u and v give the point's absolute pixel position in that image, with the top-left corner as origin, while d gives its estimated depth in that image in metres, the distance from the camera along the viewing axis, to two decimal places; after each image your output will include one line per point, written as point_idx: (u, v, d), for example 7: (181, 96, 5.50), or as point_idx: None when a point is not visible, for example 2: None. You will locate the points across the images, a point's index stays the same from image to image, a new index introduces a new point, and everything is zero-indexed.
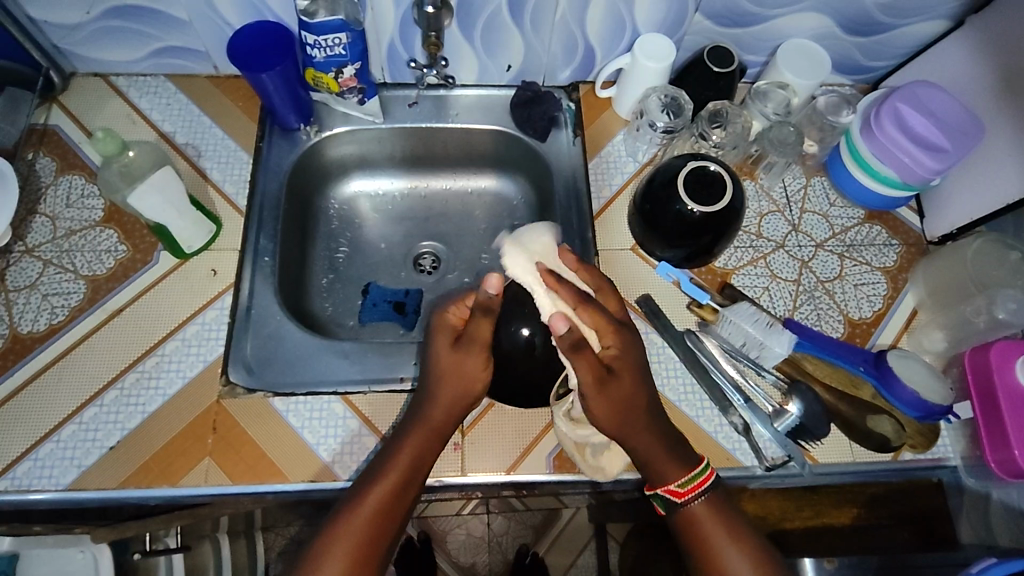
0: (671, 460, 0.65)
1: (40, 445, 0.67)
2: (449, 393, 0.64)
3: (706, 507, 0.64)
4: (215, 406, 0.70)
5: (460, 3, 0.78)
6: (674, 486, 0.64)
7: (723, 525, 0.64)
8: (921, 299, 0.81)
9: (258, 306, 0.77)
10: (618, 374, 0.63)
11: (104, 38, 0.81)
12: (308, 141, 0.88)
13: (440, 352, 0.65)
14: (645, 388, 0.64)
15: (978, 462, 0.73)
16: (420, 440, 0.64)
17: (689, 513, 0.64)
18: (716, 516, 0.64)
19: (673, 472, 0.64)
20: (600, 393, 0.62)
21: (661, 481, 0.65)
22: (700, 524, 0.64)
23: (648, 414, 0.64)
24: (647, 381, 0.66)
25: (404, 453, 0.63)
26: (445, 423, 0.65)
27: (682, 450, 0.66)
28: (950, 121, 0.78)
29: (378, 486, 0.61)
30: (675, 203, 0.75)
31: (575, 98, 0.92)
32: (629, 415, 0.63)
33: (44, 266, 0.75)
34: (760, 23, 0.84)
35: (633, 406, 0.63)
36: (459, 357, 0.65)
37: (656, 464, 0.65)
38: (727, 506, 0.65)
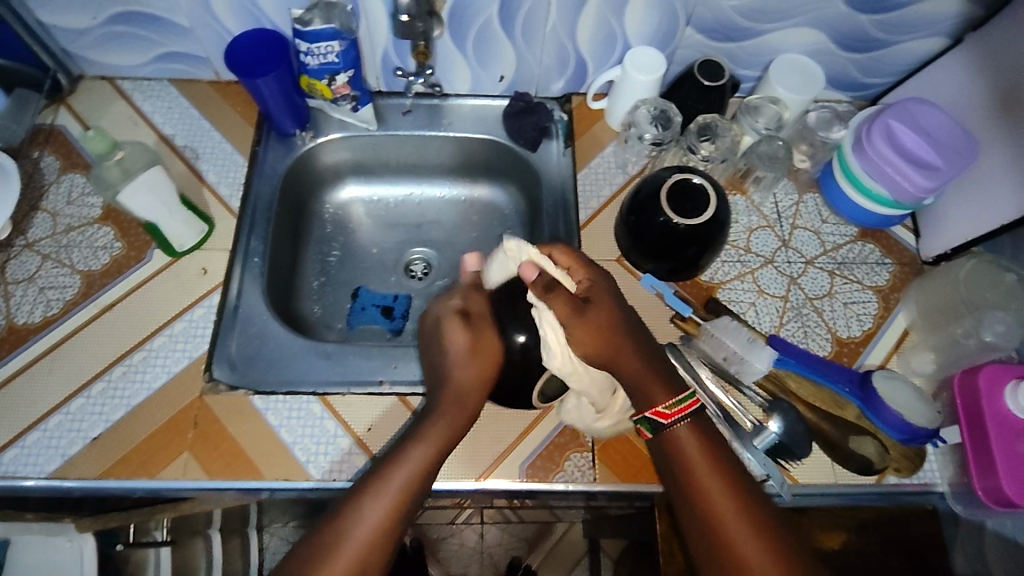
0: (658, 382, 0.64)
1: (27, 433, 0.69)
2: (462, 395, 0.67)
3: (692, 432, 0.61)
4: (196, 402, 0.71)
5: (452, 14, 0.80)
6: (661, 408, 0.61)
7: (707, 449, 0.61)
8: (913, 319, 0.80)
9: (245, 306, 0.78)
10: (595, 303, 0.66)
11: (110, 43, 0.84)
12: (303, 146, 0.90)
13: (457, 335, 0.68)
14: (624, 313, 0.67)
15: (965, 490, 0.71)
16: (432, 443, 0.63)
17: (673, 438, 0.61)
18: (702, 441, 0.61)
19: (660, 394, 0.63)
20: (577, 322, 0.64)
21: (650, 404, 0.63)
22: (682, 447, 0.61)
23: (635, 339, 0.66)
24: (626, 311, 0.68)
25: (416, 453, 0.62)
26: (454, 429, 0.65)
27: (669, 376, 0.65)
28: (942, 138, 0.77)
29: (397, 472, 0.61)
30: (659, 215, 0.75)
31: (567, 110, 0.93)
32: (610, 342, 0.65)
33: (42, 260, 0.78)
34: (751, 38, 0.84)
35: (610, 333, 0.65)
36: (476, 333, 0.69)
37: (646, 386, 0.64)
38: (713, 432, 0.62)
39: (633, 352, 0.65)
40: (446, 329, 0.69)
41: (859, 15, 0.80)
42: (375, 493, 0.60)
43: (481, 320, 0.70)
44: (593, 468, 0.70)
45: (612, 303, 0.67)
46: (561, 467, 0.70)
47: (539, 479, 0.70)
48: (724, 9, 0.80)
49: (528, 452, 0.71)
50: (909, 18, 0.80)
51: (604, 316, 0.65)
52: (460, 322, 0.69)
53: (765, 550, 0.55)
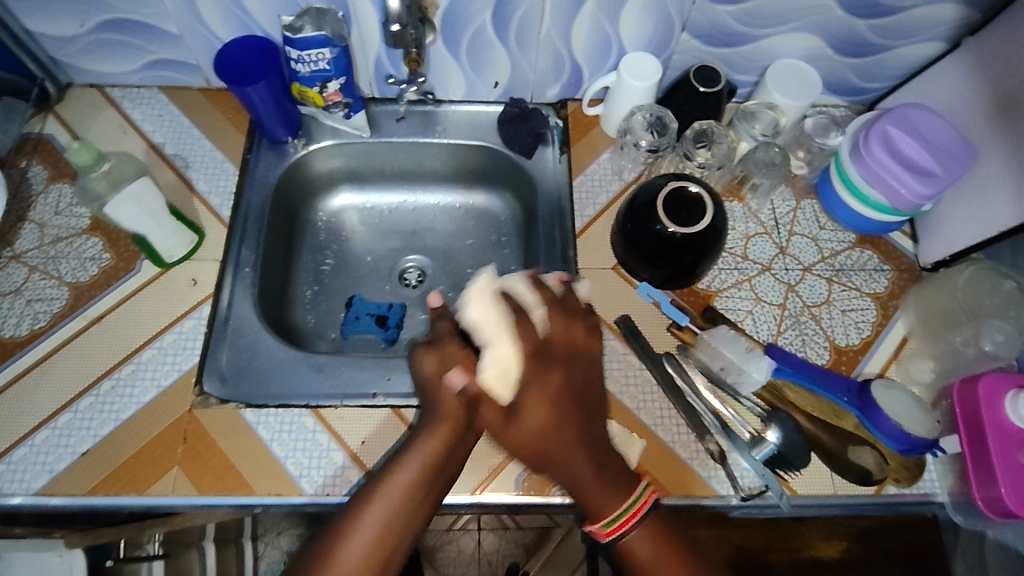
0: (601, 494, 0.62)
1: (14, 449, 0.67)
2: (452, 407, 0.65)
3: (642, 535, 0.62)
4: (186, 416, 0.70)
5: (445, 20, 0.79)
6: (600, 526, 0.62)
7: (658, 548, 0.62)
8: (912, 326, 0.79)
9: (236, 317, 0.77)
10: (526, 413, 0.62)
11: (98, 50, 0.83)
12: (296, 154, 0.89)
13: (423, 361, 0.67)
14: (561, 420, 0.63)
15: (965, 500, 0.70)
16: (427, 453, 0.63)
17: (625, 545, 0.62)
18: (653, 542, 0.62)
19: (605, 506, 0.62)
20: (506, 435, 0.63)
21: (593, 516, 0.62)
22: (633, 550, 0.62)
23: (571, 448, 0.62)
24: (563, 413, 0.63)
25: (411, 463, 0.62)
26: (451, 435, 0.64)
27: (610, 477, 0.62)
28: (941, 145, 0.76)
29: (397, 477, 0.62)
30: (654, 223, 0.74)
31: (563, 116, 0.92)
32: (544, 451, 0.62)
33: (30, 272, 0.77)
34: (747, 43, 0.83)
35: (542, 445, 0.62)
36: (441, 351, 0.67)
37: (586, 498, 0.62)
38: (667, 529, 0.63)
39: (577, 459, 0.62)
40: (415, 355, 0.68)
41: (856, 20, 0.80)
42: (369, 504, 0.61)
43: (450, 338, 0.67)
44: None
45: (551, 404, 0.63)
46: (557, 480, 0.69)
47: (535, 492, 0.69)
48: (720, 14, 0.79)
49: (524, 465, 0.70)
50: (906, 22, 0.80)
51: (533, 428, 0.62)
52: (424, 348, 0.68)
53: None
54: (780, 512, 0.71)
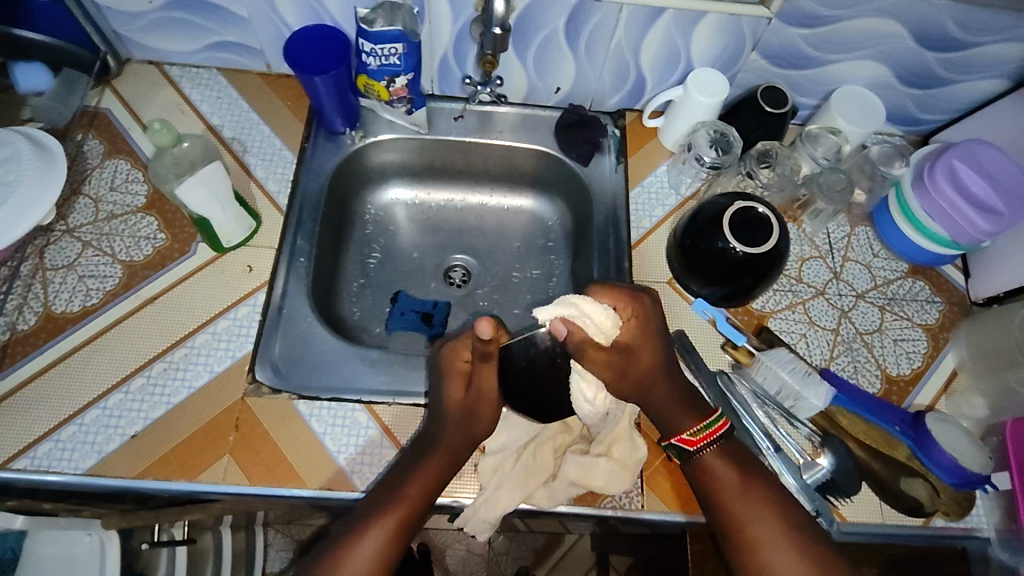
0: (684, 410, 0.66)
1: (62, 427, 0.66)
2: (453, 439, 0.65)
3: (717, 456, 0.64)
4: (239, 404, 0.69)
5: (520, 23, 0.79)
6: (686, 434, 0.64)
7: (734, 470, 0.63)
8: (963, 360, 0.79)
9: (289, 307, 0.76)
10: (639, 352, 0.66)
11: (163, 28, 0.82)
12: (352, 146, 0.88)
13: (453, 394, 0.66)
14: (668, 355, 0.67)
15: (1012, 537, 0.70)
16: (424, 483, 0.62)
17: (702, 463, 0.64)
18: (728, 464, 0.63)
19: (685, 421, 0.66)
20: (621, 378, 0.67)
21: (676, 430, 0.66)
22: (711, 472, 0.63)
23: (669, 380, 0.67)
24: (666, 344, 0.67)
25: (433, 461, 0.63)
26: (445, 464, 0.64)
27: (698, 401, 0.67)
28: (1009, 183, 0.76)
29: (415, 483, 0.62)
30: (718, 241, 0.74)
31: (620, 125, 0.92)
32: (643, 383, 0.66)
33: (83, 247, 0.76)
34: (816, 67, 0.84)
35: (646, 379, 0.66)
36: (476, 407, 0.66)
37: (669, 415, 0.66)
38: (739, 454, 0.65)
39: (668, 391, 0.67)
40: (447, 385, 0.67)
41: (926, 51, 0.80)
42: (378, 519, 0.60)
43: (488, 394, 0.66)
44: (640, 494, 0.68)
45: (656, 340, 0.66)
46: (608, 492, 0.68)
47: (587, 503, 0.67)
48: (792, 36, 0.79)
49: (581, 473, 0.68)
50: (976, 58, 0.80)
51: (647, 368, 0.66)
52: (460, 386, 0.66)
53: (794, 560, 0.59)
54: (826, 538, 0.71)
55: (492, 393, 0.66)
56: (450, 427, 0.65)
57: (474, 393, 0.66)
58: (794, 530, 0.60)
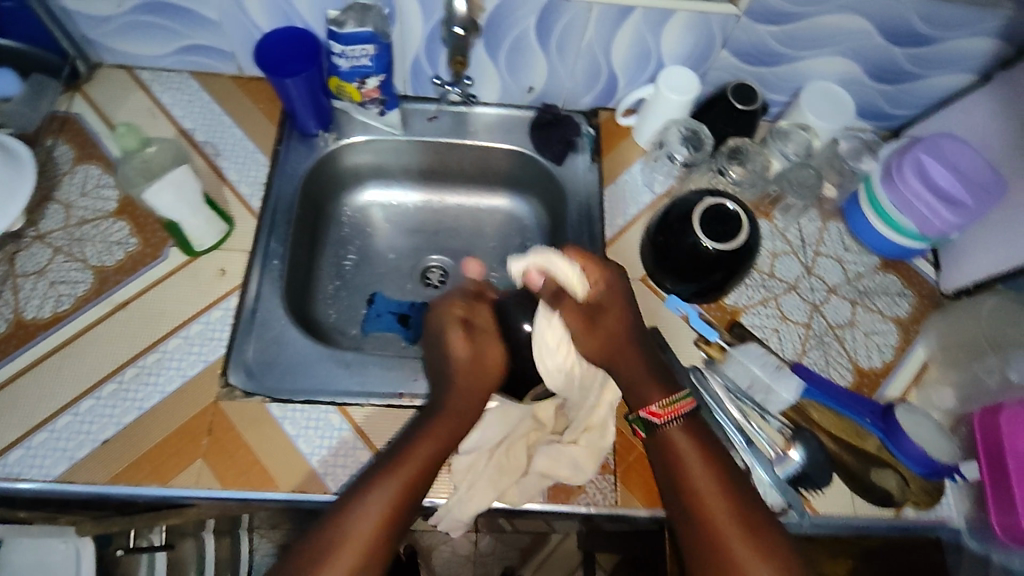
0: (654, 384, 0.66)
1: (33, 433, 0.66)
2: (428, 444, 0.64)
3: (682, 432, 0.64)
4: (212, 408, 0.69)
5: (490, 24, 0.79)
6: (654, 406, 0.64)
7: (698, 447, 0.63)
8: (933, 353, 0.80)
9: (263, 309, 0.76)
10: (607, 312, 0.69)
11: (133, 31, 0.82)
12: (326, 148, 0.88)
13: (456, 351, 0.72)
14: (636, 322, 0.70)
15: (981, 526, 0.70)
16: (390, 496, 0.60)
17: (667, 436, 0.64)
18: (692, 439, 0.63)
19: (653, 393, 0.66)
20: (588, 333, 0.69)
21: (643, 402, 0.66)
22: (676, 445, 0.63)
23: (640, 347, 0.69)
24: (634, 314, 0.70)
25: (402, 468, 0.62)
26: (420, 476, 0.62)
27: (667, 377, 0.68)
28: (972, 176, 0.77)
29: (379, 493, 0.60)
30: (689, 237, 0.74)
31: (594, 124, 0.93)
32: (613, 348, 0.68)
33: (54, 253, 0.75)
34: (785, 64, 0.85)
35: (616, 341, 0.68)
36: (479, 349, 0.73)
37: (638, 386, 0.67)
38: (705, 432, 0.65)
39: (637, 362, 0.68)
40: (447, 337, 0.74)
41: (892, 47, 0.81)
42: (341, 537, 0.58)
43: (488, 336, 0.75)
44: (614, 491, 0.68)
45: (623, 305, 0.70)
46: (583, 489, 0.68)
47: (561, 501, 0.68)
48: (760, 33, 0.80)
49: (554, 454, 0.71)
50: (941, 53, 0.81)
51: (615, 329, 0.69)
52: (462, 336, 0.74)
53: (745, 543, 0.58)
54: (799, 531, 0.71)
55: (490, 336, 0.75)
56: (423, 430, 0.65)
57: (476, 346, 0.73)
58: (746, 513, 0.60)
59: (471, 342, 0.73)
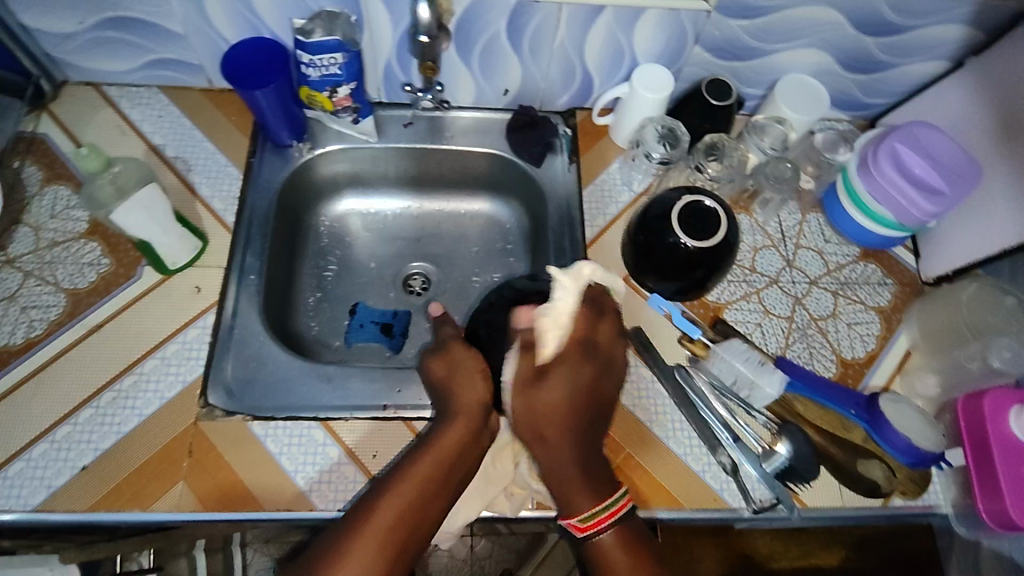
0: (583, 489, 0.62)
1: (10, 463, 0.65)
2: (420, 473, 0.61)
3: (613, 543, 0.62)
4: (192, 429, 0.68)
5: (459, 28, 0.79)
6: (576, 521, 0.62)
7: (629, 560, 0.61)
8: (915, 340, 0.80)
9: (240, 326, 0.75)
10: (552, 383, 0.64)
11: (97, 48, 0.81)
12: (300, 158, 0.87)
13: (429, 366, 0.69)
14: (584, 403, 0.64)
15: (969, 511, 0.71)
16: (375, 534, 0.58)
17: (598, 547, 0.62)
18: (625, 553, 0.61)
19: (580, 502, 0.62)
20: (523, 395, 0.64)
21: (570, 512, 0.62)
22: (605, 554, 0.62)
23: (570, 439, 0.63)
24: (587, 400, 0.65)
25: (392, 501, 0.60)
26: (422, 495, 0.61)
27: (599, 478, 0.63)
28: (947, 163, 0.77)
29: (365, 529, 0.58)
30: (668, 236, 0.74)
31: (571, 125, 0.92)
32: (542, 427, 0.63)
33: (25, 277, 0.74)
34: (759, 57, 0.84)
35: (549, 421, 0.63)
36: (447, 353, 0.69)
37: (569, 491, 0.63)
38: (640, 538, 0.63)
39: (566, 454, 0.63)
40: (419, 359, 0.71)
41: (864, 37, 0.81)
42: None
43: (454, 340, 0.70)
44: None
45: (575, 385, 0.64)
46: None
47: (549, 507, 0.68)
48: (732, 28, 0.80)
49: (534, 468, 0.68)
50: (913, 41, 0.81)
51: (551, 407, 0.63)
52: (430, 352, 0.70)
53: None
54: (790, 523, 0.72)
55: (458, 341, 0.70)
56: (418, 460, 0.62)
57: (447, 357, 0.69)
58: None
59: (440, 356, 0.69)
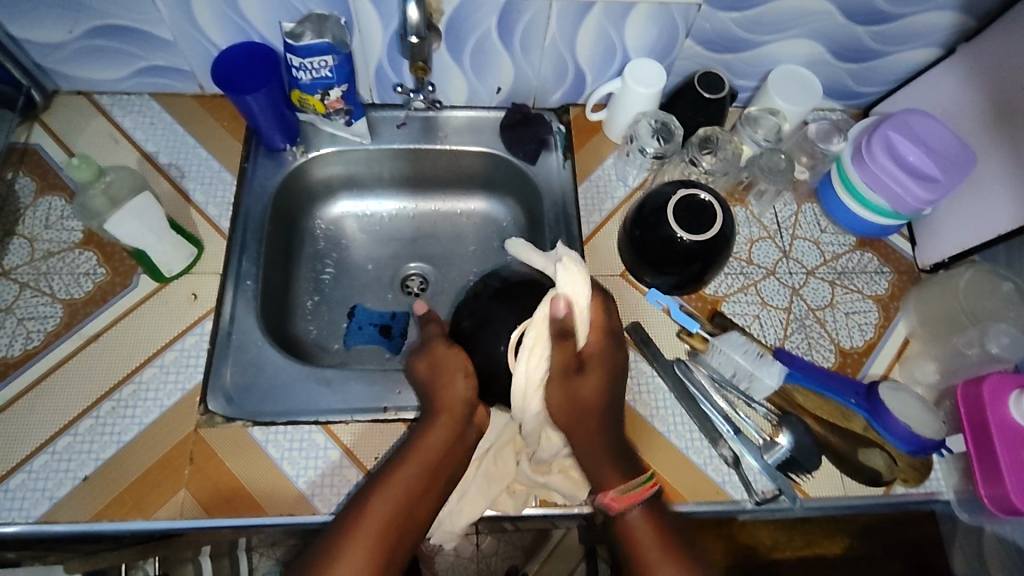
0: (613, 467, 0.65)
1: (11, 475, 0.64)
2: (406, 475, 0.62)
3: (643, 519, 0.63)
4: (192, 436, 0.68)
5: (450, 27, 0.78)
6: (613, 495, 0.63)
7: (659, 537, 0.63)
8: (913, 328, 0.80)
9: (238, 331, 0.75)
10: (587, 372, 0.66)
11: (87, 57, 0.80)
12: (294, 162, 0.87)
13: (415, 366, 0.69)
14: (611, 392, 0.68)
15: (970, 497, 0.71)
16: (364, 537, 0.59)
17: (627, 523, 0.64)
18: (653, 525, 0.63)
19: (612, 478, 0.65)
20: (563, 382, 0.65)
21: (601, 488, 0.65)
22: (634, 532, 0.63)
23: (604, 420, 0.67)
24: (615, 388, 0.68)
25: (380, 504, 0.60)
26: (408, 499, 0.61)
27: (630, 457, 0.67)
28: (940, 151, 0.77)
29: (355, 532, 0.59)
30: (664, 230, 0.74)
31: (565, 121, 0.92)
32: (580, 413, 0.66)
33: (21, 289, 0.74)
34: (750, 49, 0.84)
35: (588, 407, 0.66)
36: (430, 353, 0.69)
37: (598, 468, 0.66)
38: (667, 516, 0.65)
39: (596, 436, 0.66)
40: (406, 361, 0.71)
41: (855, 26, 0.81)
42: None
43: (438, 340, 0.70)
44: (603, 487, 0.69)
45: (606, 375, 0.67)
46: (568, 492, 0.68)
47: (551, 504, 0.68)
48: (723, 21, 0.80)
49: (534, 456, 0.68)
50: (904, 29, 0.81)
51: (590, 392, 0.66)
52: (414, 354, 0.70)
53: None
54: (792, 515, 0.72)
55: (441, 340, 0.69)
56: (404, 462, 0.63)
57: (432, 359, 0.68)
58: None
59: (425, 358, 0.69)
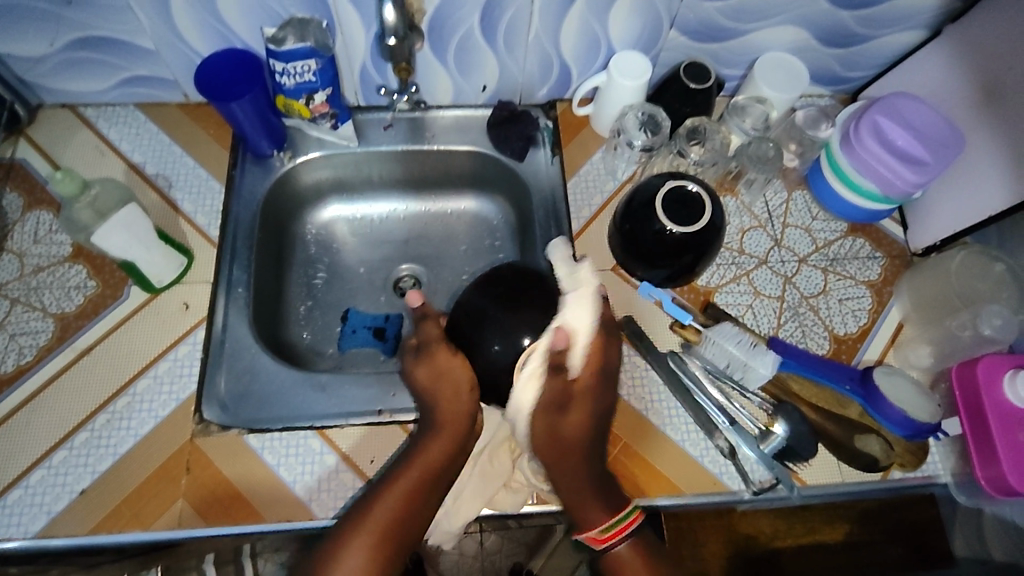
0: (596, 503, 0.64)
1: (8, 491, 0.65)
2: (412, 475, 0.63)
3: (631, 551, 0.63)
4: (188, 445, 0.68)
5: (432, 27, 0.78)
6: (595, 534, 0.63)
7: (646, 567, 0.62)
8: (907, 312, 0.80)
9: (231, 340, 0.75)
10: (572, 410, 0.65)
11: (70, 69, 0.80)
12: (281, 168, 0.87)
13: (415, 371, 0.69)
14: (598, 428, 0.66)
15: (967, 479, 0.71)
16: (368, 535, 0.60)
17: (614, 556, 0.64)
18: (641, 557, 0.63)
19: (596, 516, 0.64)
20: (544, 417, 0.65)
21: (585, 525, 0.64)
22: (623, 566, 0.63)
23: (586, 456, 0.65)
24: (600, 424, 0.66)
25: (385, 503, 0.61)
26: (409, 505, 0.62)
27: (615, 490, 0.66)
28: (929, 135, 0.77)
29: (359, 530, 0.60)
30: (653, 223, 0.74)
31: (552, 117, 0.92)
32: (565, 452, 0.65)
33: (11, 305, 0.74)
34: (736, 38, 0.84)
35: (572, 444, 0.65)
36: (432, 359, 0.68)
37: (579, 508, 0.64)
38: (654, 546, 0.64)
39: (579, 473, 0.65)
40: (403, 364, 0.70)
41: (840, 11, 0.81)
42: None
43: (438, 345, 0.68)
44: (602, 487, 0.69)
45: (593, 413, 0.65)
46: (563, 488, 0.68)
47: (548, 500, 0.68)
48: (707, 11, 0.79)
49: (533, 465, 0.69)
50: (889, 13, 0.81)
51: (574, 428, 0.65)
52: (414, 358, 0.69)
53: None
54: (791, 504, 0.71)
55: (443, 345, 0.68)
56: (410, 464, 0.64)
57: (430, 364, 0.68)
58: None
59: (426, 363, 0.68)
